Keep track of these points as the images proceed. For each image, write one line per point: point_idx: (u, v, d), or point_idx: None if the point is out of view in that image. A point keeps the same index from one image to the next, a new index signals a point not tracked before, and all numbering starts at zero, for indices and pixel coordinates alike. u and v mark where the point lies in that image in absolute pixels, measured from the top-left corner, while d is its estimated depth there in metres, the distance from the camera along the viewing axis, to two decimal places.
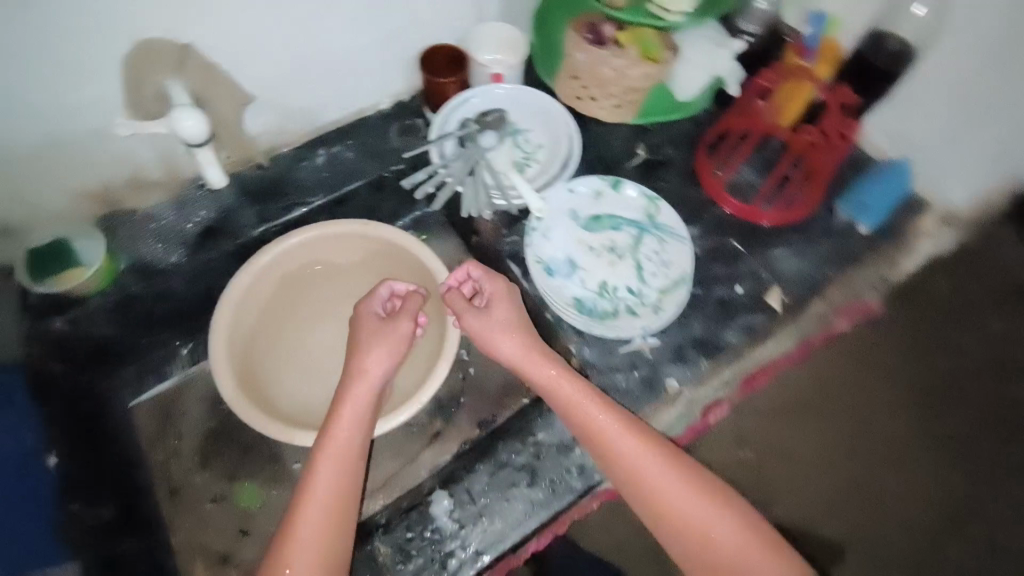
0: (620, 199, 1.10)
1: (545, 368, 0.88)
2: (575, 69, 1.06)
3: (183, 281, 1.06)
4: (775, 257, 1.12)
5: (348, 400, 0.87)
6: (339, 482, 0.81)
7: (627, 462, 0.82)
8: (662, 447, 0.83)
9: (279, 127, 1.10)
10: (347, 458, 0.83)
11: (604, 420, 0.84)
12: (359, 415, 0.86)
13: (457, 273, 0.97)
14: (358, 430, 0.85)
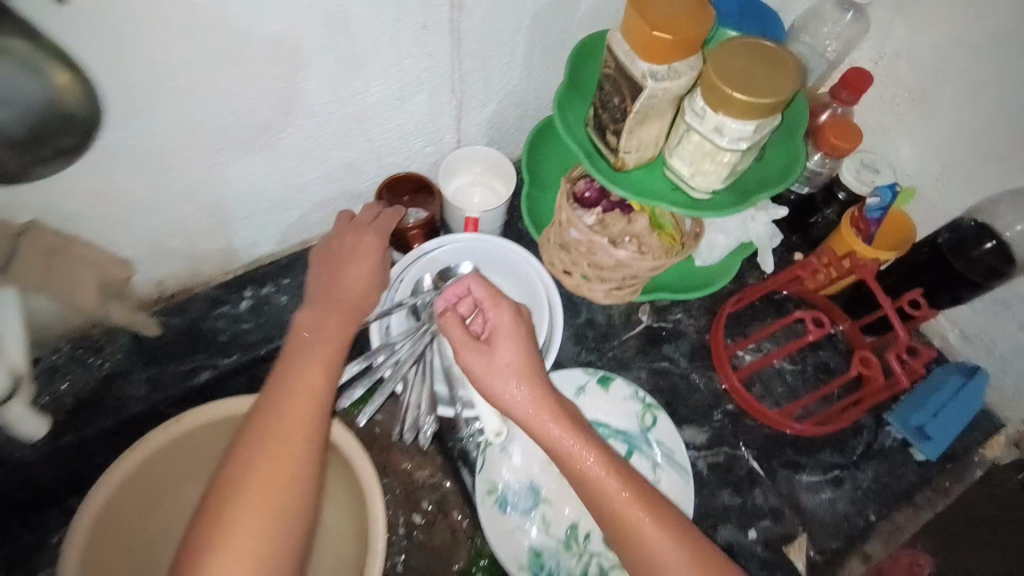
0: (606, 398, 0.85)
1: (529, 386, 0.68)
2: (565, 240, 0.81)
3: (46, 466, 0.84)
4: (802, 488, 0.86)
5: (303, 391, 0.66)
6: (273, 477, 0.61)
7: (613, 510, 0.63)
8: (656, 498, 0.66)
9: (189, 273, 0.89)
10: (292, 455, 0.62)
11: (595, 475, 0.65)
12: (312, 403, 0.66)
13: (454, 290, 0.76)
14: (305, 398, 0.66)
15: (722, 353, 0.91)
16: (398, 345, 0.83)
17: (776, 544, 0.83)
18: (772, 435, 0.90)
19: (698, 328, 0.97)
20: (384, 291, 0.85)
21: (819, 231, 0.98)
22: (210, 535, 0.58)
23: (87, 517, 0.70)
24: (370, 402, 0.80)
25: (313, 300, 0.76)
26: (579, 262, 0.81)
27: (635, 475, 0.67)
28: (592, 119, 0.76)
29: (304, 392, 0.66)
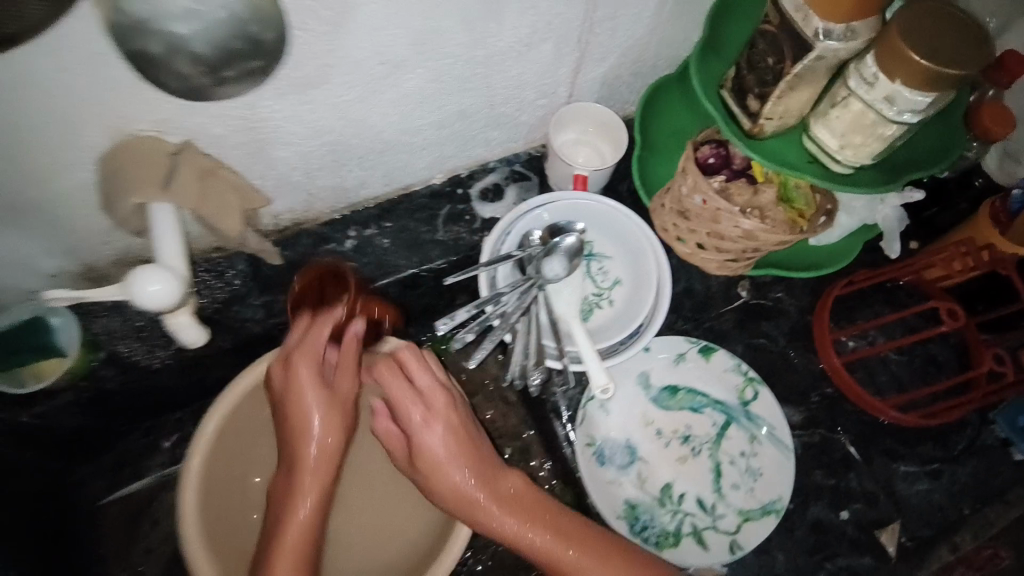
0: (706, 368, 0.86)
1: (462, 460, 0.79)
2: (684, 204, 0.77)
3: (171, 376, 0.90)
4: (898, 477, 0.86)
5: (304, 457, 0.82)
6: (301, 573, 0.76)
7: (532, 540, 0.75)
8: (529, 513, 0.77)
9: (304, 206, 0.91)
10: (298, 541, 0.78)
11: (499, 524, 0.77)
12: (314, 487, 0.81)
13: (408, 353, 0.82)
14: (321, 467, 0.82)
15: (826, 336, 0.91)
16: (505, 296, 0.84)
17: (867, 528, 0.83)
18: (869, 421, 0.89)
19: (801, 307, 0.96)
20: (491, 241, 0.85)
21: (945, 220, 0.92)
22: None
23: (205, 439, 0.82)
24: (478, 346, 0.81)
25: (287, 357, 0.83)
26: (698, 229, 0.78)
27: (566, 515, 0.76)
28: (731, 80, 0.72)
29: (305, 468, 0.81)
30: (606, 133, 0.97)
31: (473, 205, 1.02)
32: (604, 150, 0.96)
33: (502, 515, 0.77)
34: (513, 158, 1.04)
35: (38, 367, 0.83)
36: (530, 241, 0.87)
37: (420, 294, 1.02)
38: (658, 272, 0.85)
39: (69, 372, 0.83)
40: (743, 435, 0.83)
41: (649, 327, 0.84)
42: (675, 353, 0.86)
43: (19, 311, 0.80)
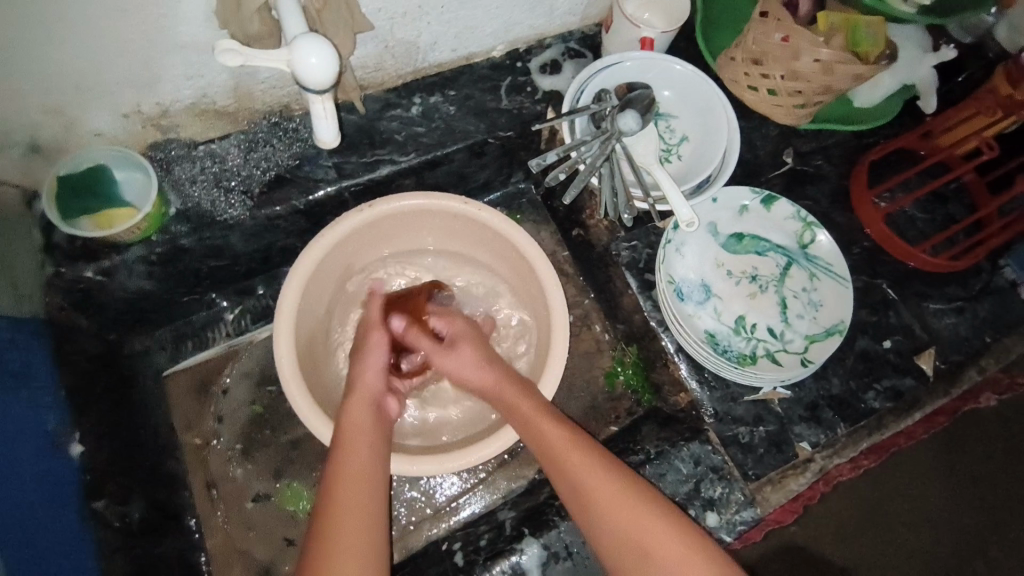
0: (768, 217, 0.92)
1: (525, 399, 0.77)
2: (760, 48, 0.83)
3: (242, 237, 0.88)
4: (928, 313, 0.96)
5: (359, 395, 0.78)
6: (360, 504, 0.68)
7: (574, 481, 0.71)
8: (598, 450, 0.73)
9: (375, 63, 0.89)
10: (364, 470, 0.70)
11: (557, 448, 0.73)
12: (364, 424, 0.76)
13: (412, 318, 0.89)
14: (365, 404, 0.77)
15: (865, 193, 0.99)
16: (589, 143, 0.86)
17: (908, 355, 0.94)
18: (903, 268, 0.98)
19: (841, 172, 1.03)
20: (569, 96, 0.90)
21: (961, 90, 1.03)
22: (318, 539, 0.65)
23: (296, 281, 0.83)
24: (572, 186, 0.84)
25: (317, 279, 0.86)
26: (773, 72, 0.84)
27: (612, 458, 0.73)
28: None
29: (354, 399, 0.78)
30: (663, 7, 0.97)
31: (533, 77, 1.02)
32: (668, 15, 0.97)
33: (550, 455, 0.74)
34: (567, 35, 1.05)
35: (109, 216, 0.77)
36: (607, 97, 0.89)
37: (481, 166, 1.03)
38: (727, 123, 0.90)
39: (146, 215, 0.77)
40: (804, 275, 0.90)
41: (718, 176, 0.90)
42: (738, 207, 0.92)
43: (89, 155, 0.77)
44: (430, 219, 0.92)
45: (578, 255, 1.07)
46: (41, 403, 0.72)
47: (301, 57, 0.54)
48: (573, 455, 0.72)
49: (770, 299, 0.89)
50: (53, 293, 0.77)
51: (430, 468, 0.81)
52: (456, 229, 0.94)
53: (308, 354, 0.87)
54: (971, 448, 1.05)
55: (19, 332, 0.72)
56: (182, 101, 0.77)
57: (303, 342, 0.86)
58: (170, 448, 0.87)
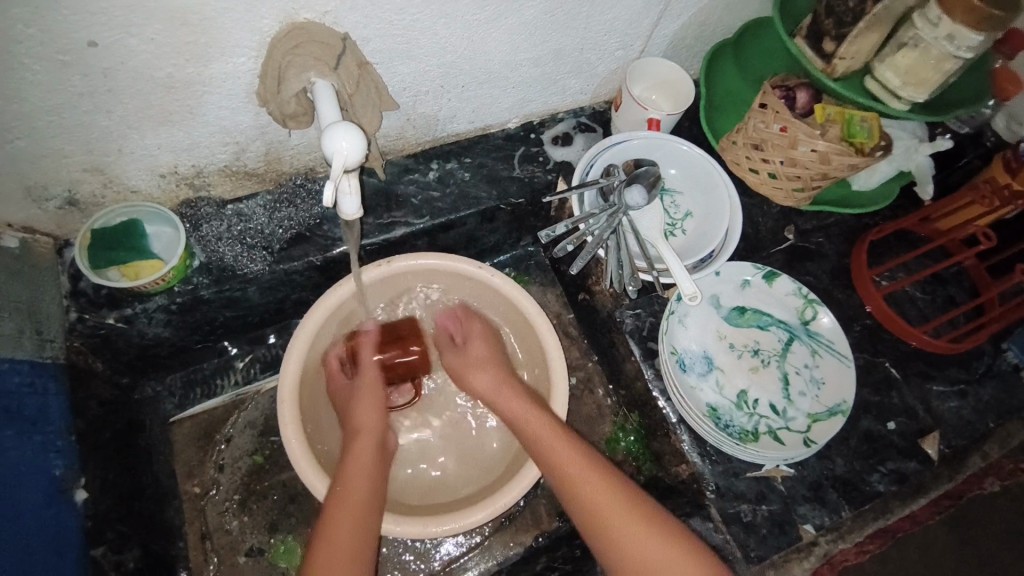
0: (769, 291, 0.94)
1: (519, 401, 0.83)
2: (760, 135, 0.89)
3: (259, 290, 0.91)
4: (931, 394, 0.96)
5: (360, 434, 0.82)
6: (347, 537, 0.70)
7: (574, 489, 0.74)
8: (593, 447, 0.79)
9: (398, 133, 0.95)
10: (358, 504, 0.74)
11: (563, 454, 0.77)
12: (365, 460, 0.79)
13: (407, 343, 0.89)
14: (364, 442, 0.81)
15: (866, 273, 1.02)
16: (596, 216, 0.91)
17: (912, 437, 0.93)
18: (904, 348, 0.99)
19: (841, 250, 1.06)
20: (579, 171, 0.95)
21: (956, 178, 1.07)
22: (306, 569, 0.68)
23: (304, 339, 0.85)
24: (579, 257, 0.88)
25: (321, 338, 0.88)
26: (773, 157, 0.90)
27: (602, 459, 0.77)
28: (807, 28, 0.86)
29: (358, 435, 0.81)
30: (669, 89, 1.05)
31: (545, 148, 1.08)
32: (672, 99, 1.05)
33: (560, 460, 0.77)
34: (579, 111, 1.12)
35: (137, 267, 0.82)
36: (615, 171, 0.94)
37: (492, 230, 1.08)
38: (730, 201, 0.94)
39: (172, 268, 0.81)
40: (806, 351, 0.92)
41: (723, 250, 0.92)
42: (741, 282, 0.94)
43: (124, 211, 0.81)
44: (444, 279, 0.95)
45: (583, 318, 1.10)
46: (53, 447, 0.72)
47: (335, 143, 0.57)
48: (579, 472, 0.75)
49: (771, 374, 0.90)
50: (76, 337, 0.80)
51: (414, 528, 0.79)
52: (465, 290, 0.97)
53: (308, 404, 0.89)
54: (984, 536, 1.02)
55: (40, 375, 0.74)
56: (216, 163, 0.83)
57: (303, 386, 0.87)
58: (169, 496, 0.87)
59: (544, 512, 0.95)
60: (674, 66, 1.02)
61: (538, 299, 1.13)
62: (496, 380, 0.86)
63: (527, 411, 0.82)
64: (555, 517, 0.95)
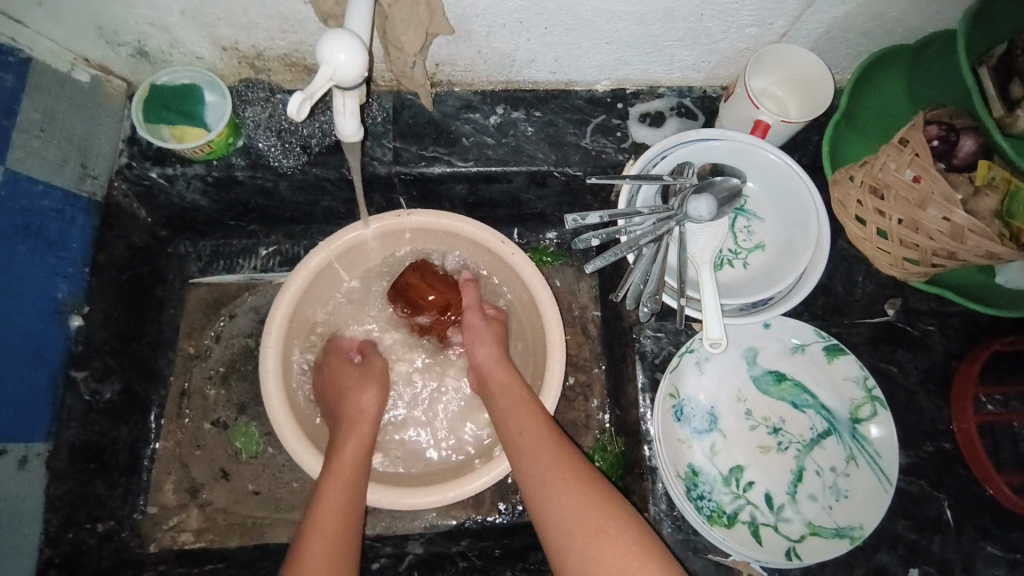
0: (824, 369, 0.76)
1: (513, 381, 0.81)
2: (884, 179, 0.69)
3: (290, 187, 0.91)
4: (982, 556, 0.76)
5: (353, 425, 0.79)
6: (345, 546, 0.68)
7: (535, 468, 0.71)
8: (543, 428, 0.74)
9: (466, 64, 0.87)
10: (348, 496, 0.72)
11: (529, 427, 0.74)
12: (365, 444, 0.78)
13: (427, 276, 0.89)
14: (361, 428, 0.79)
15: (969, 387, 0.79)
16: (643, 215, 0.78)
17: None
18: (976, 492, 0.78)
19: (949, 350, 0.84)
20: (645, 158, 0.79)
21: None
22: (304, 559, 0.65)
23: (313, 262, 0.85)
24: (602, 255, 0.76)
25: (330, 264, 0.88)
26: (891, 212, 0.69)
27: (554, 444, 0.72)
28: (995, 59, 0.68)
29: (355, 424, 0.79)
30: (804, 89, 0.85)
31: (628, 123, 0.94)
32: (800, 105, 0.86)
33: (533, 440, 0.73)
34: (684, 90, 0.95)
35: (184, 131, 0.84)
36: (688, 171, 0.78)
37: (540, 196, 0.98)
38: (815, 248, 0.75)
39: (210, 141, 0.82)
40: (840, 452, 0.74)
41: (780, 303, 0.75)
42: (792, 347, 0.77)
43: (185, 73, 0.83)
44: (462, 243, 0.90)
45: (605, 320, 0.98)
46: (62, 272, 0.79)
47: (329, 50, 0.51)
48: (538, 449, 0.72)
49: (784, 462, 0.75)
50: (120, 180, 0.86)
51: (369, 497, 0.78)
52: (483, 258, 0.91)
53: (296, 338, 0.88)
54: None
55: (72, 205, 0.81)
56: (275, 49, 0.81)
57: (299, 314, 0.87)
58: (166, 348, 0.94)
59: (486, 496, 0.91)
60: (819, 63, 0.82)
61: (568, 284, 1.03)
62: (499, 358, 0.83)
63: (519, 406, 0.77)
64: (496, 507, 0.91)
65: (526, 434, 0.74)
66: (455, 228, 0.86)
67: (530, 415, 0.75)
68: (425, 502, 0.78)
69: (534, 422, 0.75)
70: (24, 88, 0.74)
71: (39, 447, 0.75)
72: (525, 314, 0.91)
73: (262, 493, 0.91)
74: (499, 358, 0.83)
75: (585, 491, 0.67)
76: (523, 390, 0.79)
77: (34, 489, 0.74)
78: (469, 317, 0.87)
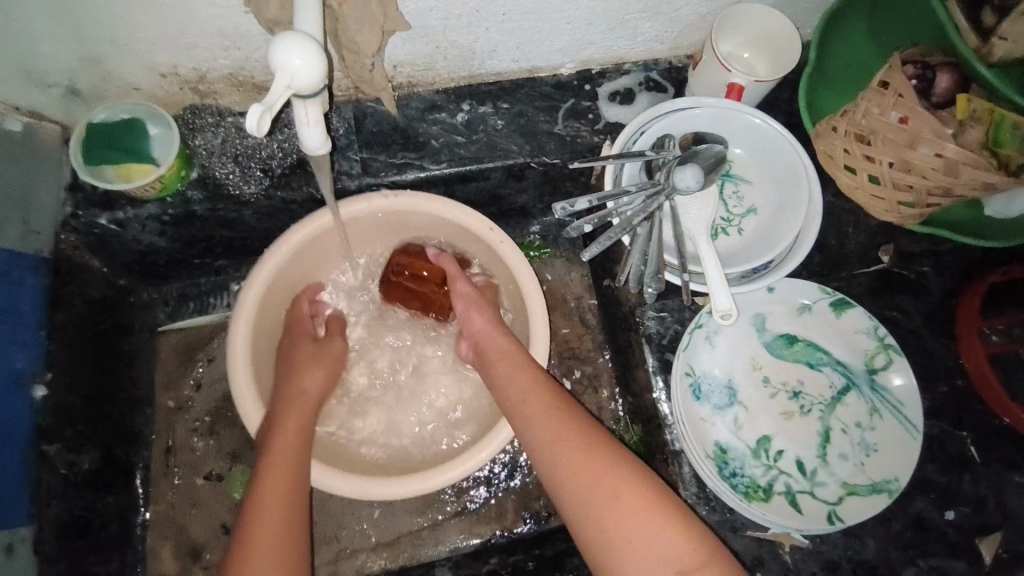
0: (833, 325, 0.75)
1: (508, 347, 0.77)
2: (869, 125, 0.69)
3: (256, 214, 0.86)
4: (1010, 487, 0.76)
5: (299, 410, 0.72)
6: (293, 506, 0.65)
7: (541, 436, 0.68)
8: (544, 395, 0.71)
9: (425, 62, 0.83)
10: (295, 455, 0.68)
11: (530, 394, 0.71)
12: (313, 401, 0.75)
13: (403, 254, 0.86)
14: (302, 419, 0.72)
15: (972, 321, 0.79)
16: (632, 194, 0.75)
17: (970, 535, 0.74)
18: (994, 424, 0.78)
19: (946, 287, 0.84)
20: (625, 135, 0.77)
21: None
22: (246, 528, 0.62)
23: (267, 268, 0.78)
24: (597, 241, 0.73)
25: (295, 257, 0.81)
26: (881, 156, 0.69)
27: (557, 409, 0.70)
28: None
29: (297, 411, 0.72)
30: (770, 48, 0.84)
31: (598, 103, 0.91)
32: (769, 63, 0.85)
33: (535, 410, 0.70)
34: (650, 64, 0.93)
35: (129, 169, 0.77)
36: (670, 143, 0.76)
37: (519, 189, 0.95)
38: (808, 204, 0.73)
39: (160, 176, 0.76)
40: (862, 406, 0.73)
41: (781, 264, 0.74)
42: (799, 308, 0.76)
43: (125, 107, 0.77)
44: (431, 223, 0.85)
45: (603, 308, 0.95)
46: (16, 340, 0.72)
47: (283, 57, 0.47)
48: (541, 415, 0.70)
49: (810, 425, 0.73)
50: (69, 232, 0.79)
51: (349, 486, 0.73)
52: (460, 239, 0.87)
53: (267, 356, 0.82)
54: None
55: (19, 266, 0.74)
56: (219, 69, 0.75)
57: (266, 318, 0.81)
58: (144, 405, 0.87)
59: (509, 508, 0.87)
60: (783, 19, 0.81)
61: (560, 276, 1.00)
62: (495, 325, 0.79)
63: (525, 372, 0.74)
64: (521, 517, 0.86)
65: (529, 401, 0.71)
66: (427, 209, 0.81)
67: (533, 376, 0.73)
68: (415, 486, 0.73)
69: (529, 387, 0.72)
70: None
71: (24, 532, 0.71)
72: (513, 307, 0.86)
73: None
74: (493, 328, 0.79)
75: (595, 455, 0.65)
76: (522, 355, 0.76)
77: (26, 573, 0.70)
78: (457, 285, 0.82)
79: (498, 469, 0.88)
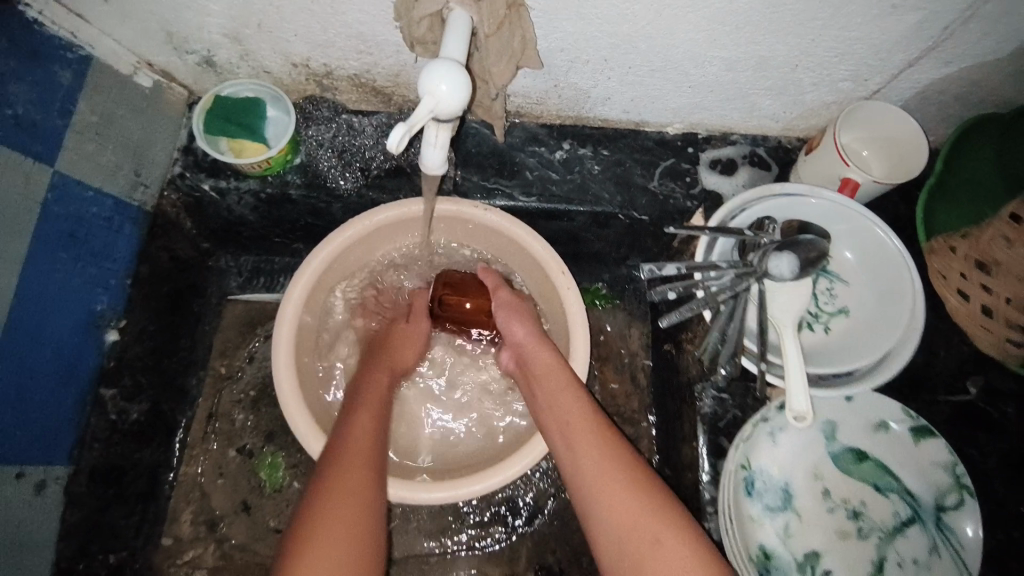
0: (910, 451, 0.70)
1: (553, 363, 0.73)
2: (994, 255, 0.66)
3: (344, 209, 0.88)
4: None
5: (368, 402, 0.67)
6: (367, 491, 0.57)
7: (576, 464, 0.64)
8: (583, 418, 0.67)
9: (539, 97, 0.84)
10: (371, 434, 0.63)
11: (570, 417, 0.67)
12: (388, 385, 0.71)
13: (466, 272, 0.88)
14: (379, 401, 0.67)
15: None
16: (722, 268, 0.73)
17: None
18: None
19: None
20: (723, 210, 0.75)
21: None
22: (320, 504, 0.55)
23: (336, 244, 0.80)
24: (680, 310, 0.71)
25: (365, 238, 0.83)
26: (999, 289, 0.66)
27: (599, 433, 0.65)
28: None
29: (375, 388, 0.69)
30: (890, 147, 0.82)
31: (698, 168, 0.90)
32: (887, 163, 0.82)
33: (571, 431, 0.66)
34: (758, 139, 0.91)
35: (242, 145, 0.80)
36: (768, 227, 0.74)
37: (601, 236, 0.94)
38: (908, 318, 0.70)
39: (270, 158, 0.79)
40: (922, 543, 0.68)
41: (865, 377, 0.70)
42: (873, 424, 0.72)
43: (252, 86, 0.80)
44: (501, 242, 0.86)
45: (657, 372, 0.93)
46: (104, 284, 0.75)
47: (431, 81, 0.49)
48: (584, 440, 0.65)
49: (862, 552, 0.68)
50: (171, 191, 0.83)
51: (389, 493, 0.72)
52: (523, 264, 0.87)
53: (312, 328, 0.83)
54: None
55: (121, 214, 0.77)
56: (347, 68, 0.78)
57: (320, 295, 0.82)
58: (198, 366, 0.90)
59: (523, 553, 0.84)
60: (908, 119, 0.78)
61: (619, 328, 0.98)
62: (538, 335, 0.77)
63: (571, 394, 0.70)
64: (534, 566, 0.84)
65: (569, 423, 0.67)
66: (498, 225, 0.82)
67: (580, 399, 0.69)
68: (435, 499, 0.72)
69: (567, 407, 0.68)
70: (82, 87, 0.71)
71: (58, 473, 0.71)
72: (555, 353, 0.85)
73: (283, 531, 0.85)
74: (539, 343, 0.76)
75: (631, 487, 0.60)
76: (565, 374, 0.72)
77: (51, 513, 0.70)
78: (501, 293, 0.81)
79: (519, 510, 0.86)
